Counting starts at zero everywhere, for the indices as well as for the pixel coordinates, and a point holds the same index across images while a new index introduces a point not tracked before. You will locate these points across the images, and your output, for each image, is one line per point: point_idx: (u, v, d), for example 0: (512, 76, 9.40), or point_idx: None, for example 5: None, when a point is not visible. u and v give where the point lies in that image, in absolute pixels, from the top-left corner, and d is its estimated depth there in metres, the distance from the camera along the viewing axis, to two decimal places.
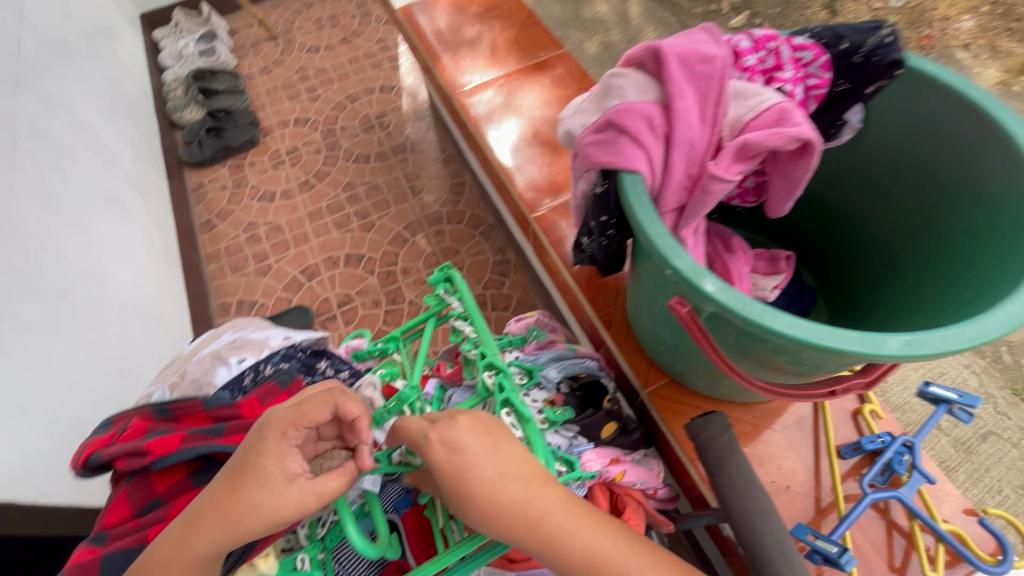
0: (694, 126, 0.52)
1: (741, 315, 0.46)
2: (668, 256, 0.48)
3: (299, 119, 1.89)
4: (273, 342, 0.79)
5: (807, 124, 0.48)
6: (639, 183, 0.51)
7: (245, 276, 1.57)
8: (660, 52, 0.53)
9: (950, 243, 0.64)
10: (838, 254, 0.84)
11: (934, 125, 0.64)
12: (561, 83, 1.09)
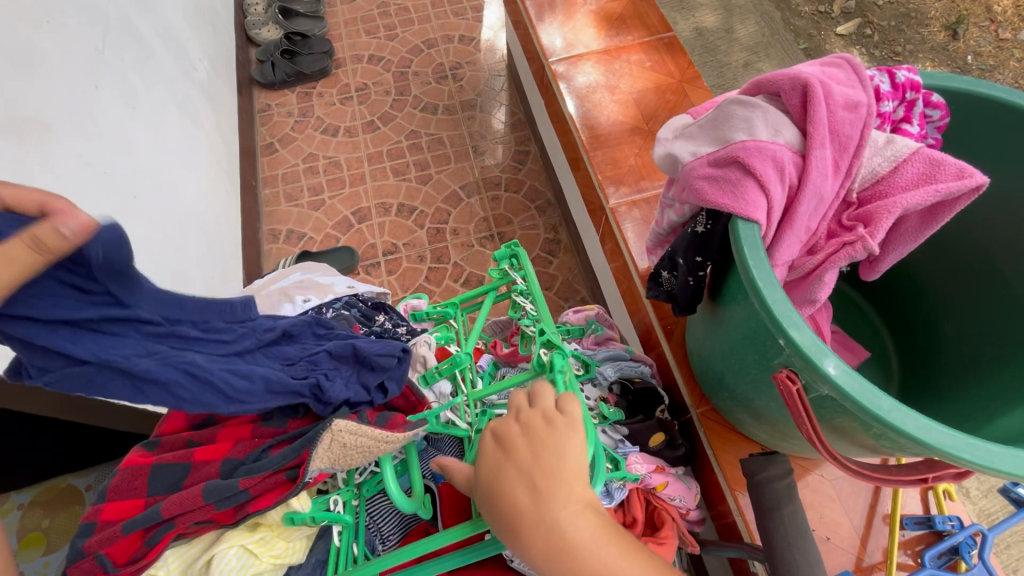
0: (828, 177, 0.43)
1: (863, 407, 0.36)
2: (784, 324, 0.38)
3: (374, 56, 1.84)
4: (337, 288, 0.71)
5: (968, 172, 0.41)
6: (756, 236, 0.41)
7: (300, 208, 1.57)
8: (792, 77, 0.43)
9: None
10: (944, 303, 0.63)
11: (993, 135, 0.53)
12: (661, 68, 1.01)
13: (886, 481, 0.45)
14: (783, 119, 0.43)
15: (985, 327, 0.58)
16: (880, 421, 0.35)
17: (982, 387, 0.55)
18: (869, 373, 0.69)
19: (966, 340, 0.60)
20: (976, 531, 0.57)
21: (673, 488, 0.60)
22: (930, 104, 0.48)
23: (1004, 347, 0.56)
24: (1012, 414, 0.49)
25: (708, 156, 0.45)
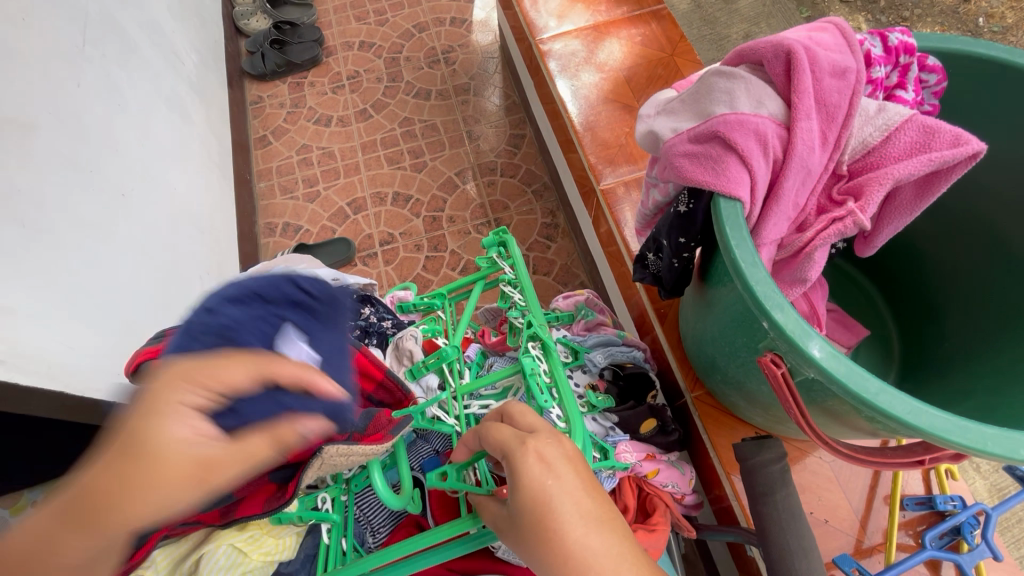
0: (815, 149, 0.41)
1: (851, 391, 0.34)
2: (767, 306, 0.37)
3: (364, 42, 1.80)
4: (321, 281, 0.70)
5: (966, 139, 0.39)
6: (738, 214, 0.40)
7: (295, 201, 1.56)
8: (773, 44, 0.41)
9: None
10: (950, 276, 0.60)
11: (999, 96, 0.50)
12: (652, 43, 0.98)
13: (881, 464, 0.43)
14: (766, 91, 0.41)
15: (988, 303, 0.56)
16: (868, 405, 0.34)
17: (981, 363, 0.53)
18: (869, 352, 0.67)
19: (968, 317, 0.58)
20: (978, 511, 0.55)
21: (664, 475, 0.60)
22: (925, 68, 0.45)
23: (1007, 321, 0.54)
24: (1013, 390, 0.47)
25: (688, 131, 0.43)
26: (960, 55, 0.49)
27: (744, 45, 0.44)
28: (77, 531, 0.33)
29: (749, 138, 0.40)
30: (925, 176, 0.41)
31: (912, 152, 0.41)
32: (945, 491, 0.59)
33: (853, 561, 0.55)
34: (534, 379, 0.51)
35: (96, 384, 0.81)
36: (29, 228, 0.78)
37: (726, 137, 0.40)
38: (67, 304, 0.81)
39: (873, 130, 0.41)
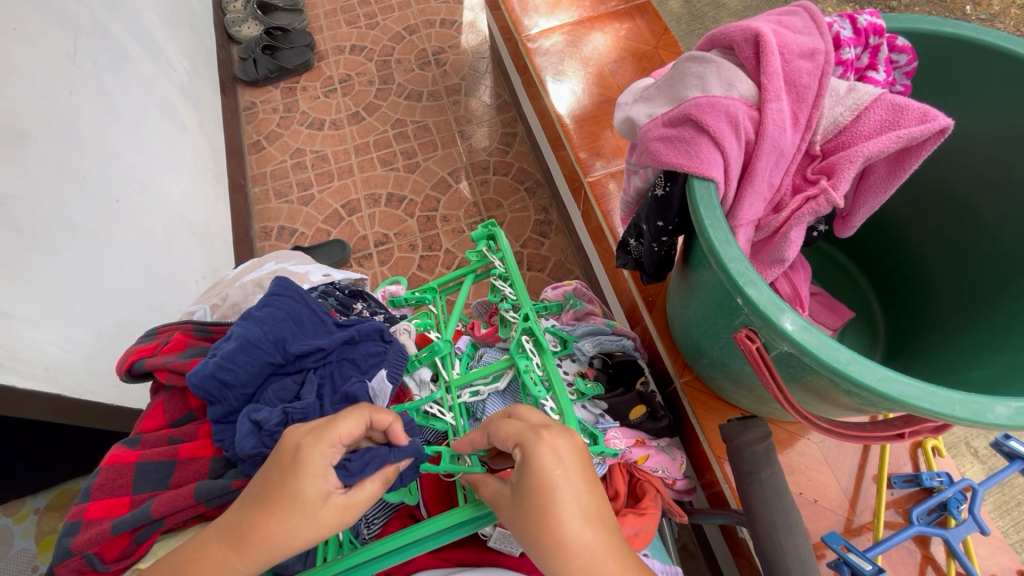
0: (786, 129, 0.41)
1: (824, 362, 0.35)
2: (741, 283, 0.37)
3: (356, 46, 1.82)
4: (313, 277, 0.70)
5: (933, 114, 0.39)
6: (712, 194, 0.40)
7: (290, 204, 1.57)
8: (743, 28, 0.42)
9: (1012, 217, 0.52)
10: (933, 255, 0.61)
11: (973, 75, 0.50)
12: (637, 37, 0.99)
13: (861, 439, 0.44)
14: (737, 73, 0.42)
15: (970, 282, 0.57)
16: (841, 375, 0.35)
17: (960, 338, 0.54)
18: (855, 333, 0.67)
19: (952, 296, 0.58)
20: (965, 486, 0.56)
21: (654, 460, 0.60)
22: (895, 49, 0.46)
23: (989, 297, 0.54)
24: (988, 363, 0.48)
25: (662, 116, 0.44)
26: (931, 36, 0.50)
27: (714, 31, 0.44)
28: (236, 554, 0.40)
29: (721, 119, 0.41)
30: (897, 153, 0.42)
31: (882, 130, 0.41)
32: (932, 468, 0.59)
33: (842, 538, 0.55)
34: (526, 374, 0.50)
35: (92, 387, 0.82)
36: (24, 234, 0.79)
37: (699, 118, 0.41)
38: (64, 307, 0.82)
39: (844, 110, 0.42)
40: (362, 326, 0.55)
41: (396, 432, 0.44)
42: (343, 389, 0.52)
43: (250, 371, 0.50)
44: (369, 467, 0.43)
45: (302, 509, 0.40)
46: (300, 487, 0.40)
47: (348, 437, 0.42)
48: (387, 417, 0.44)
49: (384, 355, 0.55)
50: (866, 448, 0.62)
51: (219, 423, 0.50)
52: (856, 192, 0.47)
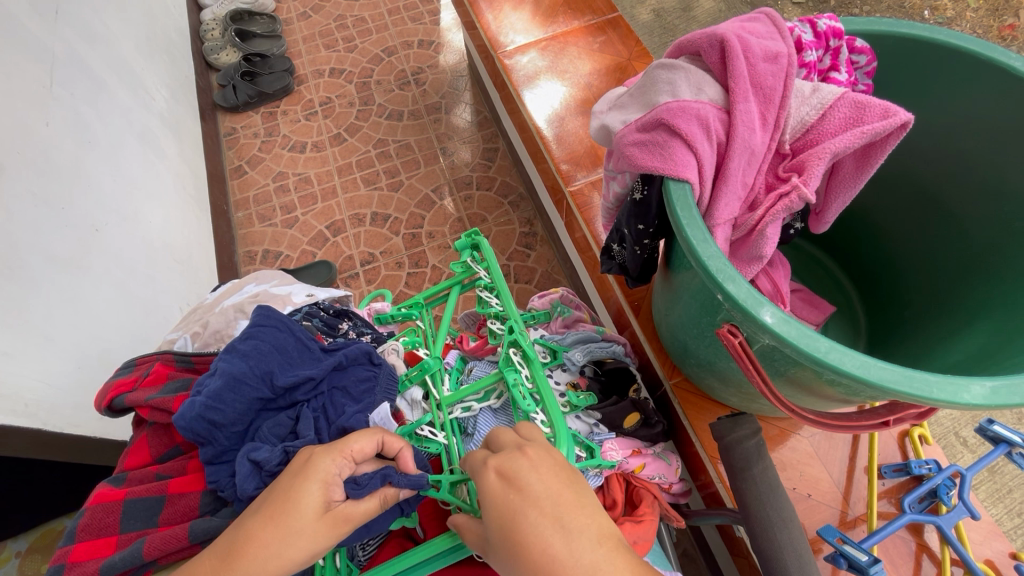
0: (755, 130, 0.43)
1: (803, 352, 0.35)
2: (719, 279, 0.38)
3: (335, 69, 1.83)
4: (296, 298, 0.69)
5: (894, 110, 0.41)
6: (688, 195, 0.41)
7: (274, 228, 1.56)
8: (710, 36, 0.43)
9: (981, 207, 0.54)
10: (908, 249, 0.62)
11: (929, 76, 0.53)
12: (610, 50, 1.01)
13: (847, 429, 0.45)
14: (705, 78, 0.43)
15: (946, 272, 0.58)
16: (820, 364, 0.35)
17: (938, 326, 0.56)
18: (837, 328, 0.69)
19: (928, 288, 0.60)
20: (953, 473, 0.56)
21: (651, 467, 0.60)
22: (854, 51, 0.48)
23: (964, 287, 0.55)
24: (966, 348, 0.49)
25: (636, 122, 0.45)
26: (888, 42, 0.52)
27: (681, 40, 0.46)
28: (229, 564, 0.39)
29: (693, 123, 0.42)
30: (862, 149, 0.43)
31: (849, 128, 0.43)
32: (919, 456, 0.60)
33: (837, 531, 0.56)
34: (516, 389, 0.51)
35: (74, 420, 0.80)
36: (3, 267, 0.78)
37: (671, 121, 0.42)
38: (45, 340, 0.81)
39: (810, 110, 0.44)
40: (350, 351, 0.55)
41: (405, 459, 0.47)
42: (338, 423, 0.51)
43: (239, 410, 0.48)
44: (377, 480, 0.43)
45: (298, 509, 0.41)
46: (304, 493, 0.41)
47: (361, 452, 0.44)
48: (398, 441, 0.47)
49: (376, 380, 0.55)
50: (855, 440, 0.63)
51: (213, 464, 0.49)
52: (827, 188, 0.49)
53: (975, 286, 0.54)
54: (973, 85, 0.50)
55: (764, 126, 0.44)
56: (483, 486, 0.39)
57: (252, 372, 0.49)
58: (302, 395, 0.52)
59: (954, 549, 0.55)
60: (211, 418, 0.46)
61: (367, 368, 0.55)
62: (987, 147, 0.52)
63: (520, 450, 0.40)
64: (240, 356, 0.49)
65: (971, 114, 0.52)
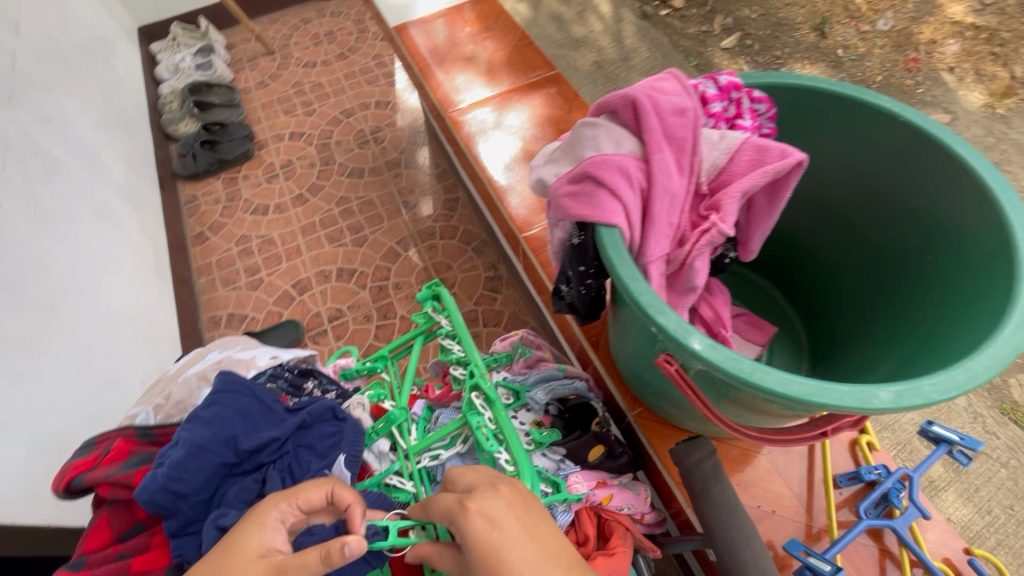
0: (672, 176, 0.48)
1: (730, 373, 0.39)
2: (651, 312, 0.41)
3: (294, 132, 1.88)
4: (259, 360, 0.70)
5: (789, 152, 0.46)
6: (618, 239, 0.45)
7: (238, 291, 1.56)
8: (623, 97, 0.48)
9: (886, 229, 0.60)
10: (834, 270, 0.68)
11: (823, 118, 0.59)
12: (553, 104, 1.09)
13: (789, 442, 0.48)
14: (622, 134, 0.48)
15: (867, 289, 0.63)
16: (747, 383, 0.38)
17: (865, 340, 0.60)
18: (782, 348, 0.73)
19: (854, 304, 0.65)
20: (902, 476, 0.59)
21: (619, 498, 0.60)
22: (755, 100, 0.54)
23: (882, 302, 0.60)
24: (890, 359, 0.53)
25: (566, 175, 0.49)
26: (782, 92, 0.58)
27: (600, 100, 0.51)
28: None
29: (615, 174, 0.46)
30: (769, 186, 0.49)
31: (755, 168, 0.48)
32: (869, 462, 0.64)
33: (802, 544, 0.57)
34: (478, 430, 0.53)
35: (28, 510, 0.77)
36: None
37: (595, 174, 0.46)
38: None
39: (719, 155, 0.49)
40: (314, 408, 0.55)
41: (354, 515, 0.44)
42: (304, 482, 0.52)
43: (203, 477, 0.48)
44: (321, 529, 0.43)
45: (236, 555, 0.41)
46: (246, 537, 0.42)
47: (309, 501, 0.44)
48: (348, 494, 0.45)
49: (341, 435, 0.55)
50: (811, 452, 0.65)
51: (178, 537, 0.48)
52: (748, 221, 0.54)
53: (891, 301, 0.59)
54: (860, 125, 0.57)
55: (681, 172, 0.49)
56: (466, 532, 0.39)
57: (213, 436, 0.49)
58: (267, 456, 0.52)
59: (912, 550, 0.57)
60: (174, 488, 0.47)
61: (334, 423, 0.56)
62: (877, 173, 0.59)
63: (494, 489, 0.41)
64: (203, 422, 0.50)
65: (859, 145, 0.58)
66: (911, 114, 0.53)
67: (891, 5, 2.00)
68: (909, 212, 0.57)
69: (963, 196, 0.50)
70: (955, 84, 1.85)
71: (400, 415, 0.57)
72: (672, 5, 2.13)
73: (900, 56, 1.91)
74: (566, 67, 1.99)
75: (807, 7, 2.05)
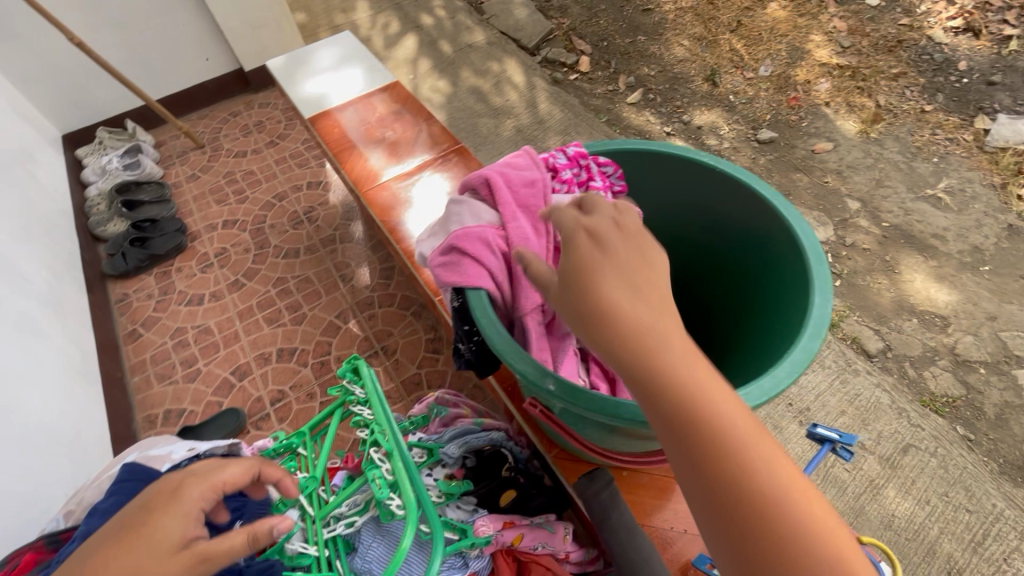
0: (531, 240, 0.55)
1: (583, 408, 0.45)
2: (512, 360, 0.47)
3: (228, 220, 1.91)
4: (174, 455, 0.71)
5: None
6: (484, 299, 0.51)
7: (174, 385, 1.52)
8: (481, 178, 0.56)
9: (730, 257, 0.70)
10: (702, 294, 0.78)
11: (660, 174, 0.70)
12: (462, 174, 1.18)
13: None
14: (483, 206, 0.56)
15: (728, 309, 0.73)
16: (599, 414, 0.45)
17: (731, 357, 0.70)
18: None
19: (721, 324, 0.75)
20: None
21: (530, 537, 0.65)
22: (602, 165, 0.67)
23: (739, 323, 0.70)
24: (745, 374, 0.63)
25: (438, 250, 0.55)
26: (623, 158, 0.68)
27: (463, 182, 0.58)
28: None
29: (479, 243, 0.53)
30: None
31: None
32: None
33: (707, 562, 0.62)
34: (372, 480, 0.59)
35: None
36: None
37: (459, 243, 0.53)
38: None
39: None
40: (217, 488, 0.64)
41: (286, 487, 0.58)
42: None
43: None
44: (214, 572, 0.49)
45: (156, 549, 0.48)
46: (161, 529, 0.49)
47: (231, 481, 0.55)
48: (273, 473, 0.57)
49: (245, 505, 0.64)
50: None
51: None
52: None
53: (744, 318, 0.69)
54: (687, 177, 0.67)
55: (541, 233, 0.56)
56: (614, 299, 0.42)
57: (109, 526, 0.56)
58: None
59: None
60: None
61: (237, 498, 0.64)
62: (710, 216, 0.70)
63: None
64: (98, 515, 0.56)
65: (683, 190, 0.70)
66: (721, 166, 0.64)
67: (767, 53, 2.26)
68: (733, 235, 0.68)
69: (767, 220, 0.61)
70: (832, 116, 2.08)
71: (309, 482, 0.64)
72: (579, 70, 2.34)
73: (782, 96, 2.15)
74: (488, 134, 2.13)
75: (697, 62, 2.29)
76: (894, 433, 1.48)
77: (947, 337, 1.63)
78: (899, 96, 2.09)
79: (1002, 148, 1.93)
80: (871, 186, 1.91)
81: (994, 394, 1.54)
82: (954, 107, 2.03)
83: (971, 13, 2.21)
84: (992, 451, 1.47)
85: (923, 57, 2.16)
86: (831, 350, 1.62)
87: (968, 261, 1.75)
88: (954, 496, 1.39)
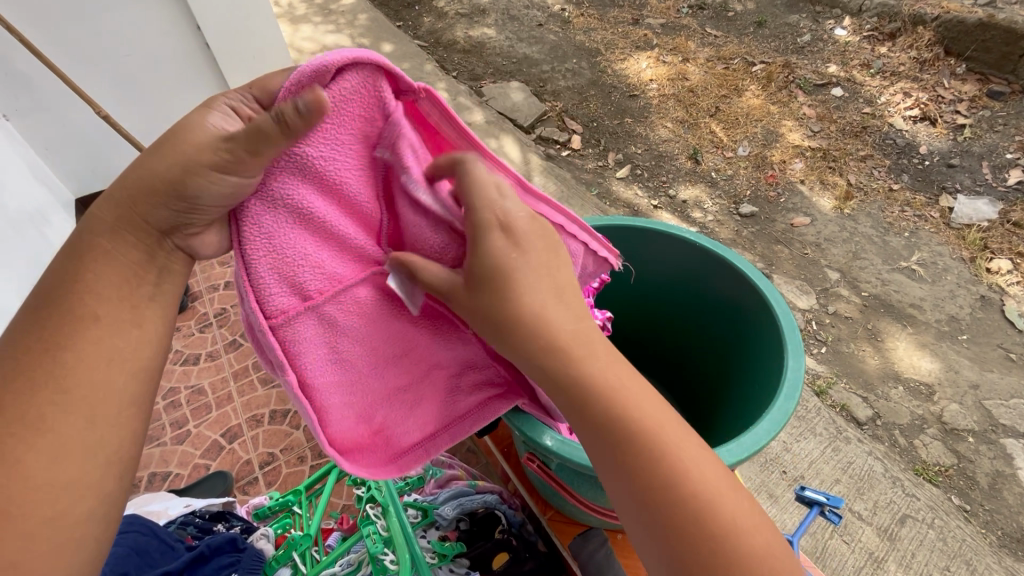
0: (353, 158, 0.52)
1: (573, 458, 0.57)
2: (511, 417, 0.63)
3: (229, 281, 1.96)
4: (173, 511, 0.82)
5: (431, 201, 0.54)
6: None
7: (162, 447, 1.50)
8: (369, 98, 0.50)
9: (715, 315, 0.89)
10: (697, 343, 0.96)
11: (664, 251, 0.88)
12: None
13: None
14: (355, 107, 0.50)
15: (718, 358, 0.92)
16: (586, 464, 0.56)
17: (726, 403, 0.87)
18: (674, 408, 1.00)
19: (714, 369, 0.93)
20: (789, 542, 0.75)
21: None
22: None
23: (732, 370, 0.88)
24: (740, 417, 0.79)
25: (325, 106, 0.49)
26: (635, 236, 0.87)
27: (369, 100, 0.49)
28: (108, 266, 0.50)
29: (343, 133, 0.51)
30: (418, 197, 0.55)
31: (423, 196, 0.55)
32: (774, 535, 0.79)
33: None
34: (368, 536, 0.66)
35: None
36: None
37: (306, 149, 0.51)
38: None
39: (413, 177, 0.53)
40: (212, 541, 0.67)
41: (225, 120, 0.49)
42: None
43: None
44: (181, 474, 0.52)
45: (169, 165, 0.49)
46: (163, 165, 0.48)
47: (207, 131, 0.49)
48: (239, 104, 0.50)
49: (238, 560, 0.66)
50: None
51: None
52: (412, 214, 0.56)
53: (736, 364, 0.86)
54: (685, 253, 0.86)
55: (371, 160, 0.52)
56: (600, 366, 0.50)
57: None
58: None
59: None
60: None
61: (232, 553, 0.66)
62: (701, 286, 0.88)
63: None
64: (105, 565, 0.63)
65: (680, 262, 0.88)
66: (711, 246, 0.82)
67: (744, 135, 2.44)
68: (720, 300, 0.86)
69: (747, 293, 0.79)
70: (808, 193, 2.23)
71: (301, 539, 0.71)
72: (571, 146, 2.50)
73: (760, 174, 2.31)
74: None
75: (680, 142, 2.47)
76: (890, 503, 1.45)
77: (934, 406, 1.66)
78: (868, 176, 2.26)
79: (967, 225, 2.06)
80: (847, 258, 2.01)
81: (985, 463, 1.55)
82: (919, 187, 2.19)
83: (926, 104, 2.43)
84: (989, 523, 1.46)
85: (887, 142, 2.34)
86: (822, 417, 1.63)
87: (946, 330, 1.82)
88: (957, 571, 1.35)
